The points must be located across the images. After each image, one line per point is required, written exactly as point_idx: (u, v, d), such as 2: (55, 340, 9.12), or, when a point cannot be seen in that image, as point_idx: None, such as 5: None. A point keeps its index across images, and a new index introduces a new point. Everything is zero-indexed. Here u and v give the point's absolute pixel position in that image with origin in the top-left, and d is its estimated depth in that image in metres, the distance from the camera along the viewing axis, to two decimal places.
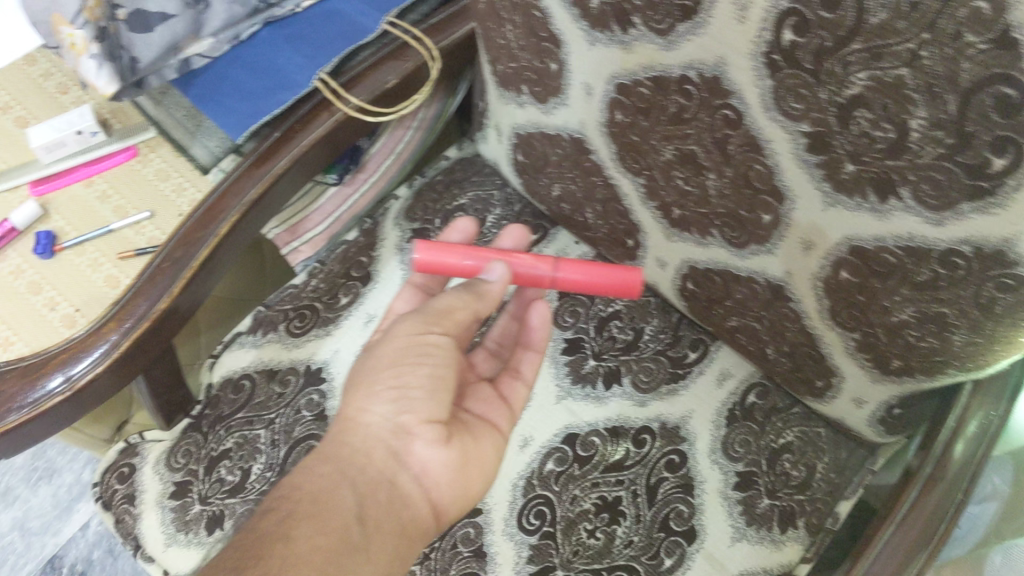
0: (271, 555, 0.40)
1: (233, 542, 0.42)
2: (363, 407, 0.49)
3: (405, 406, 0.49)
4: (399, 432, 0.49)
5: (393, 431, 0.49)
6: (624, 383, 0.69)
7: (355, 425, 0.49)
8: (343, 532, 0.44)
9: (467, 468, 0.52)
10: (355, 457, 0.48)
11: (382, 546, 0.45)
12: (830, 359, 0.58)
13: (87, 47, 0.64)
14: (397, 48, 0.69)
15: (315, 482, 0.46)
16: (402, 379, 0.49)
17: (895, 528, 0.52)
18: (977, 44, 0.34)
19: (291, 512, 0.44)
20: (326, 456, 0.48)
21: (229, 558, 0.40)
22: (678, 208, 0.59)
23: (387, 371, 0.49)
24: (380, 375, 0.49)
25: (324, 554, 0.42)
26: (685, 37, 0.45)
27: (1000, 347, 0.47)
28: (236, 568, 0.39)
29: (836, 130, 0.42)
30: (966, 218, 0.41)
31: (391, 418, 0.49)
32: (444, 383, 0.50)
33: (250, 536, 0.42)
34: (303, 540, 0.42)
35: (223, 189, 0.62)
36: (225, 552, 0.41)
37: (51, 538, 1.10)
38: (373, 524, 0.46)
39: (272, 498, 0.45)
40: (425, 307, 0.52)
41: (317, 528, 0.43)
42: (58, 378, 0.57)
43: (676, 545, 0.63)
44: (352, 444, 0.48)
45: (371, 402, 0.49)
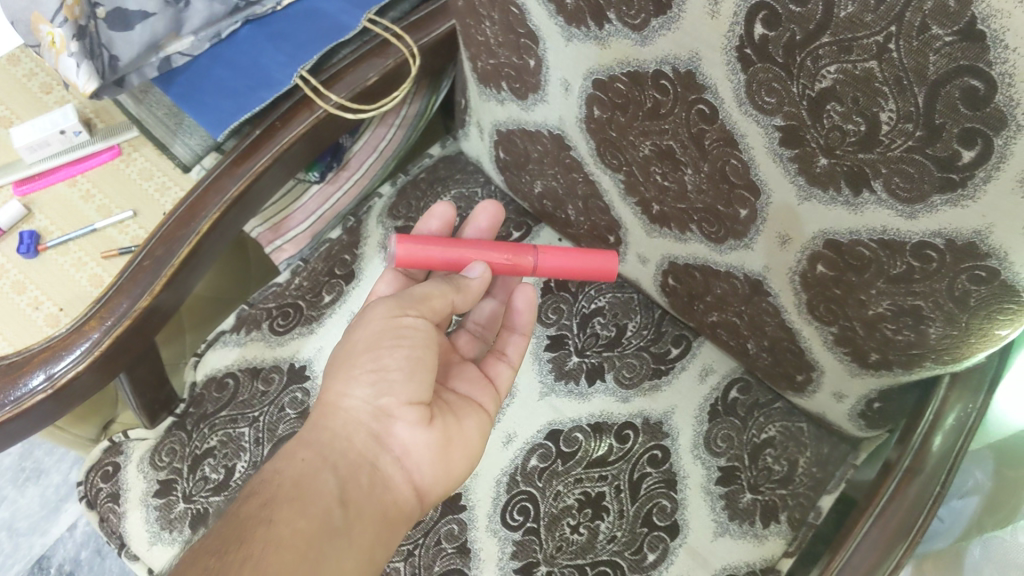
0: (253, 539, 0.40)
1: (213, 529, 0.41)
2: (342, 391, 0.48)
3: (384, 389, 0.48)
4: (379, 415, 0.48)
5: (373, 414, 0.48)
6: (607, 379, 0.69)
7: (334, 409, 0.48)
8: (325, 516, 0.43)
9: (450, 449, 0.51)
10: (335, 441, 0.47)
11: (365, 529, 0.45)
12: (809, 353, 0.59)
13: (66, 46, 0.65)
14: (378, 46, 0.69)
15: (296, 467, 0.45)
16: (382, 362, 0.48)
17: (873, 521, 0.52)
18: (943, 36, 0.34)
19: (272, 496, 0.43)
20: (306, 441, 0.47)
21: (210, 543, 0.40)
22: (657, 203, 0.59)
23: (364, 356, 0.48)
24: (358, 359, 0.49)
25: (307, 537, 0.41)
26: (659, 32, 0.46)
27: (975, 339, 0.47)
28: (217, 553, 0.39)
29: (808, 123, 0.43)
30: (938, 210, 0.41)
31: (371, 401, 0.48)
32: (425, 365, 0.49)
33: (231, 521, 0.41)
34: (284, 523, 0.41)
35: (205, 186, 0.62)
36: (206, 539, 0.40)
37: (38, 538, 1.10)
38: (356, 507, 0.45)
39: (252, 484, 0.44)
40: (404, 292, 0.52)
41: (299, 511, 0.42)
42: (39, 376, 0.57)
43: (659, 540, 0.63)
44: (332, 428, 0.47)
45: (350, 386, 0.48)
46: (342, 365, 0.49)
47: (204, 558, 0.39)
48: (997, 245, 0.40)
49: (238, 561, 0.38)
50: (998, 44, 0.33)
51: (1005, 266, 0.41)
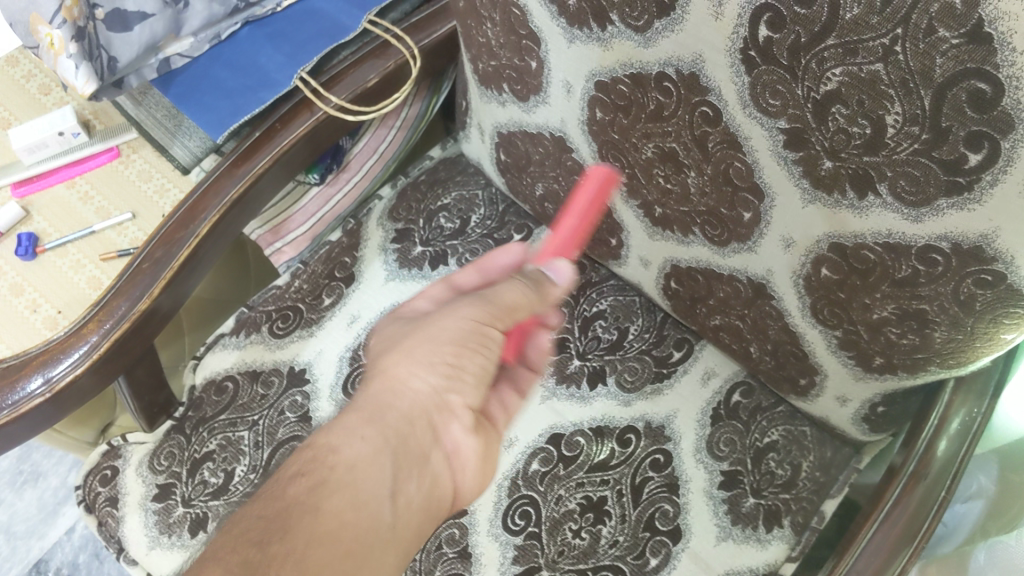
0: (301, 526, 0.36)
1: (258, 509, 0.38)
2: (408, 372, 0.44)
3: (453, 385, 0.44)
4: (442, 407, 0.44)
5: (436, 404, 0.44)
6: (609, 383, 0.69)
7: (399, 388, 0.43)
8: (374, 516, 0.39)
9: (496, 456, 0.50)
10: (400, 427, 0.42)
11: (411, 527, 0.41)
12: (812, 357, 0.58)
13: (64, 47, 0.64)
14: (379, 47, 0.69)
15: (354, 448, 0.40)
16: (460, 363, 0.44)
17: (877, 526, 0.52)
18: (949, 39, 0.34)
19: (328, 478, 0.38)
20: (366, 419, 0.42)
21: (251, 529, 0.36)
22: (659, 206, 0.58)
23: (448, 346, 0.44)
24: (435, 346, 0.44)
25: (355, 529, 0.38)
26: (663, 34, 0.45)
27: (981, 343, 0.47)
28: (260, 542, 0.36)
29: (813, 126, 0.42)
30: (943, 213, 0.41)
31: (439, 390, 0.44)
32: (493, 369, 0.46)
33: (279, 504, 0.38)
34: (334, 513, 0.37)
35: (204, 188, 0.62)
36: (247, 522, 0.37)
37: (36, 542, 1.09)
38: (404, 502, 0.40)
39: (298, 461, 0.40)
40: (490, 291, 0.46)
41: (349, 501, 0.38)
42: (37, 379, 0.56)
43: (662, 545, 0.63)
44: (398, 411, 0.42)
45: (420, 369, 0.44)
46: (422, 343, 0.44)
47: (244, 547, 0.35)
48: (1003, 249, 0.40)
49: (281, 555, 0.35)
50: (1006, 47, 0.33)
51: (1011, 270, 0.40)
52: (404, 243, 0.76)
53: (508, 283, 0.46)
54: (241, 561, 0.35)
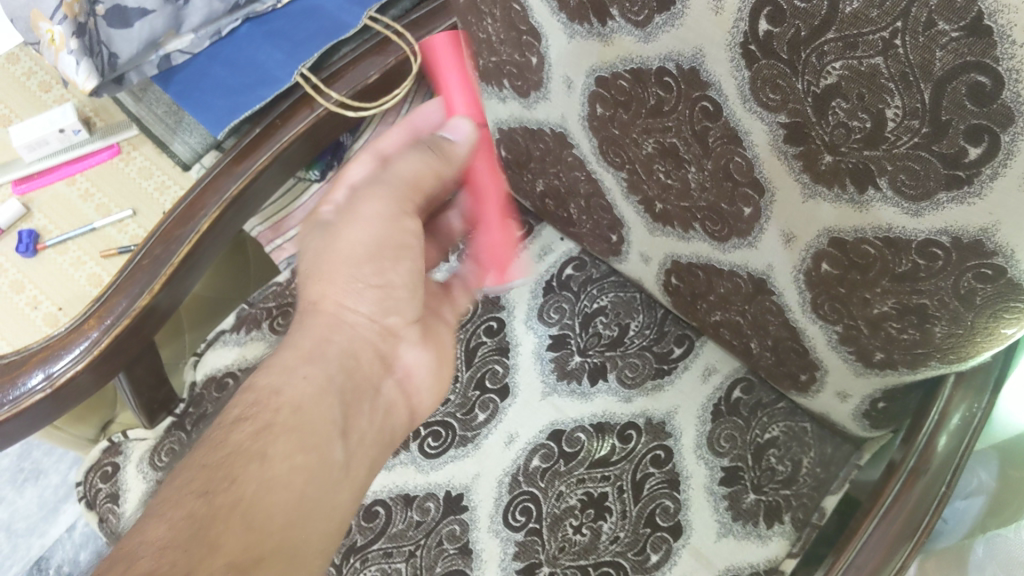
0: (246, 477, 0.37)
1: (202, 457, 0.38)
2: (341, 303, 0.46)
3: (388, 306, 0.47)
4: (385, 334, 0.48)
5: (379, 334, 0.47)
6: (610, 379, 0.69)
7: (336, 321, 0.46)
8: (324, 454, 0.41)
9: (442, 368, 0.53)
10: (343, 362, 0.45)
11: (364, 458, 0.44)
12: (813, 353, 0.58)
13: (65, 43, 0.65)
14: (379, 44, 0.69)
15: (297, 387, 0.42)
16: (385, 277, 0.46)
17: (877, 522, 0.52)
18: (949, 32, 0.34)
19: (273, 422, 0.40)
20: (308, 356, 0.44)
21: (198, 477, 0.37)
22: (660, 202, 0.58)
23: (368, 266, 0.46)
24: (357, 267, 0.45)
25: (303, 473, 0.39)
26: (662, 29, 0.45)
27: (981, 338, 0.47)
28: (204, 494, 0.36)
29: (813, 120, 0.42)
30: (944, 208, 0.41)
31: (377, 319, 0.47)
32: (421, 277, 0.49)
33: (222, 452, 0.38)
34: (281, 459, 0.39)
35: (204, 184, 0.62)
36: (189, 473, 0.37)
37: (37, 540, 1.09)
38: (356, 436, 0.44)
39: (242, 405, 0.41)
40: (392, 171, 0.47)
41: (296, 443, 0.40)
42: (39, 375, 0.57)
43: (663, 541, 0.63)
44: (338, 346, 0.45)
45: (354, 300, 0.46)
46: (340, 265, 0.45)
47: (190, 499, 0.36)
48: (1003, 243, 0.40)
49: (228, 507, 0.36)
50: (1005, 40, 0.33)
51: (1011, 264, 0.41)
52: None
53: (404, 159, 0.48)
54: (185, 516, 0.35)
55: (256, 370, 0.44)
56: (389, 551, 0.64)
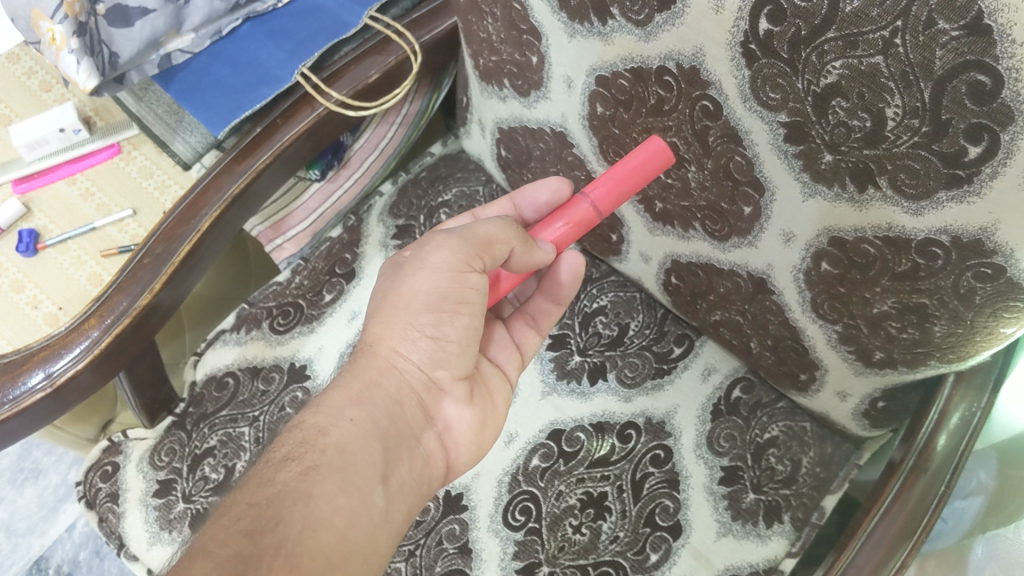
0: (291, 517, 0.39)
1: (248, 498, 0.40)
2: (395, 350, 0.48)
3: (438, 359, 0.48)
4: (429, 384, 0.49)
5: (424, 383, 0.49)
6: (609, 379, 0.69)
7: (387, 365, 0.48)
8: (366, 496, 0.42)
9: (486, 428, 0.54)
10: (387, 407, 0.47)
11: (403, 504, 0.45)
12: (813, 352, 0.58)
13: (65, 43, 0.64)
14: (380, 43, 0.69)
15: (342, 430, 0.44)
16: (441, 330, 0.47)
17: (877, 522, 0.52)
18: (949, 31, 0.34)
19: (318, 462, 0.42)
20: (354, 397, 0.46)
21: (246, 515, 0.39)
22: (660, 201, 0.58)
23: (425, 317, 0.47)
24: (415, 316, 0.47)
25: (344, 515, 0.40)
26: (663, 28, 0.45)
27: (981, 337, 0.47)
28: (250, 533, 0.37)
29: (813, 119, 0.42)
30: (943, 206, 0.41)
31: (426, 368, 0.48)
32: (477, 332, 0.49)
33: (270, 490, 0.40)
34: (324, 500, 0.40)
35: (205, 184, 0.62)
36: (238, 512, 0.39)
37: (37, 539, 1.09)
38: (395, 483, 0.45)
39: (289, 444, 0.43)
40: (469, 229, 0.48)
41: (340, 485, 0.41)
42: (39, 374, 0.57)
43: (662, 540, 0.63)
44: (384, 390, 0.47)
45: (406, 347, 0.48)
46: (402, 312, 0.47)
47: (236, 538, 0.37)
48: (1003, 243, 0.40)
49: (273, 547, 0.37)
50: (1005, 39, 0.33)
51: (1011, 263, 0.41)
52: (405, 239, 0.76)
53: (485, 221, 0.48)
54: (232, 554, 0.36)
55: (303, 409, 0.46)
56: None
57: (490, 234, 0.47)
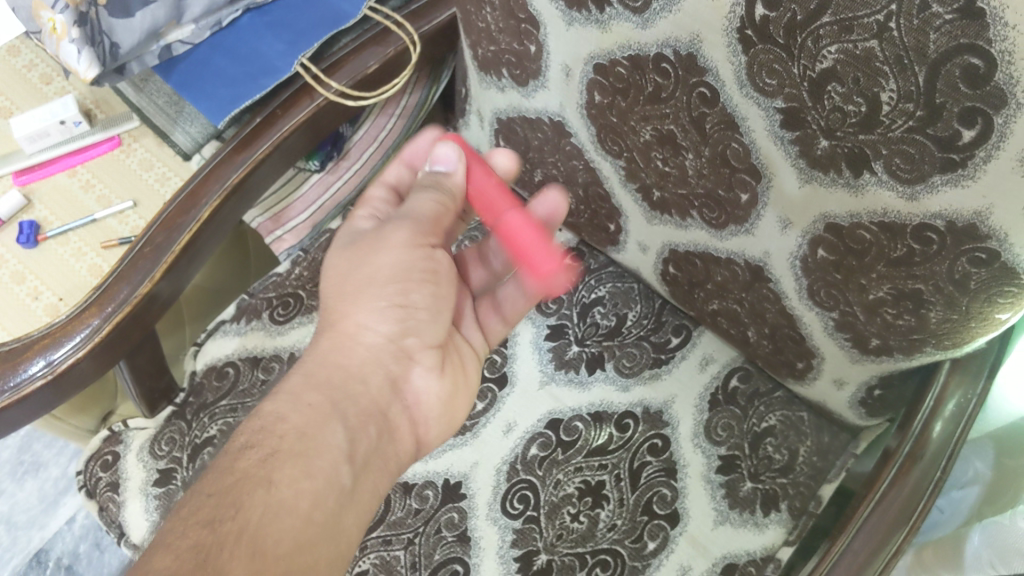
0: (252, 503, 0.39)
1: (207, 486, 0.40)
2: (361, 324, 0.50)
3: (405, 328, 0.51)
4: (399, 353, 0.51)
5: (394, 356, 0.51)
6: (607, 368, 0.69)
7: (352, 343, 0.50)
8: (332, 475, 0.43)
9: (454, 399, 0.56)
10: (347, 385, 0.48)
11: (368, 484, 0.46)
12: (810, 340, 0.59)
13: (67, 32, 0.65)
14: (379, 34, 0.69)
15: (302, 415, 0.45)
16: (407, 297, 0.50)
17: (873, 508, 0.53)
18: (942, 14, 0.35)
19: (275, 450, 0.42)
20: (314, 383, 0.47)
21: (205, 504, 0.39)
22: (658, 189, 0.59)
23: (391, 287, 0.50)
24: (380, 288, 0.50)
25: (310, 499, 0.41)
26: (661, 15, 0.46)
27: (976, 323, 0.47)
28: (209, 522, 0.37)
29: (808, 105, 0.43)
30: (937, 191, 0.41)
31: (393, 340, 0.51)
32: (442, 301, 0.53)
33: (229, 479, 0.40)
34: (285, 486, 0.41)
35: (205, 173, 0.62)
36: (195, 502, 0.39)
37: (37, 532, 1.10)
38: (361, 460, 0.46)
39: (247, 433, 0.44)
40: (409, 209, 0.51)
41: (302, 470, 0.42)
42: (39, 362, 0.57)
43: (660, 528, 0.63)
44: (349, 367, 0.49)
45: (372, 319, 0.50)
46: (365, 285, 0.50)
47: (195, 527, 0.37)
48: (997, 226, 0.40)
49: (235, 534, 0.37)
50: (998, 22, 0.33)
51: (1005, 248, 0.41)
52: None
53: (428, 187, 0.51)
54: (192, 545, 0.36)
55: (261, 400, 0.47)
56: (387, 539, 0.64)
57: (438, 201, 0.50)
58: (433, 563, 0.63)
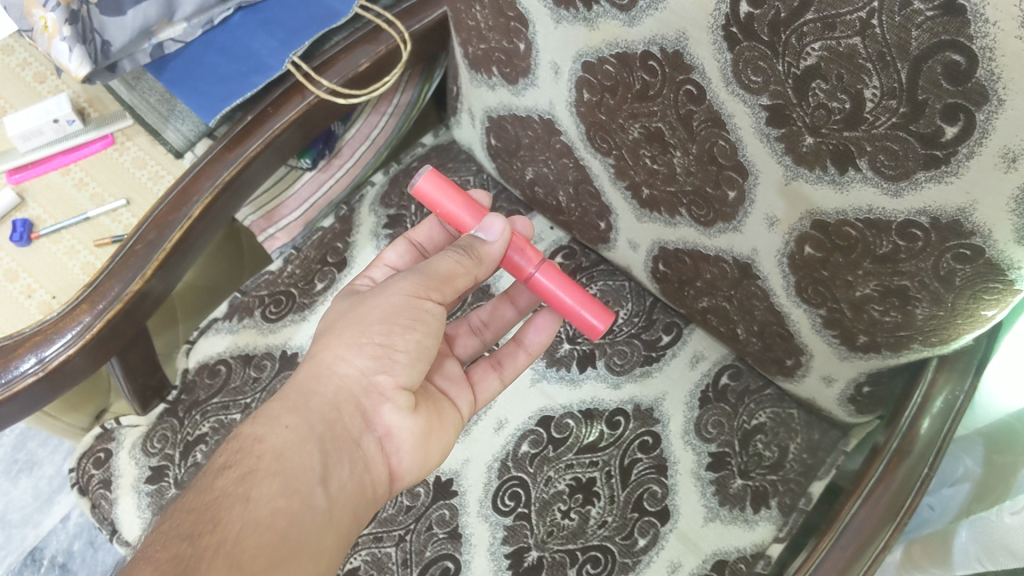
0: (230, 518, 0.39)
1: (187, 504, 0.41)
2: (340, 356, 0.49)
3: (383, 365, 0.49)
4: (371, 390, 0.49)
5: (365, 389, 0.49)
6: (599, 366, 0.70)
7: (329, 373, 0.49)
8: (307, 495, 0.43)
9: (429, 438, 0.53)
10: (323, 412, 0.47)
11: (344, 508, 0.45)
12: (799, 338, 0.59)
13: (58, 30, 0.65)
14: (370, 33, 0.70)
15: (280, 435, 0.45)
16: (391, 341, 0.49)
17: (860, 505, 0.53)
18: (923, 11, 0.35)
19: (255, 467, 0.43)
20: (292, 406, 0.47)
21: (183, 522, 0.40)
22: (647, 187, 0.59)
23: (377, 327, 0.49)
24: (367, 327, 0.49)
25: (285, 516, 0.41)
26: (647, 13, 0.46)
27: (962, 320, 0.47)
28: (190, 536, 0.38)
29: (794, 102, 0.43)
30: (921, 187, 0.41)
31: (368, 374, 0.49)
32: (428, 352, 0.51)
33: (207, 497, 0.41)
34: (264, 501, 0.41)
35: (197, 171, 0.62)
36: (176, 519, 0.40)
37: (31, 530, 1.10)
38: (336, 485, 0.45)
39: (227, 453, 0.44)
40: (426, 267, 0.51)
41: (279, 488, 0.42)
42: (30, 360, 0.57)
43: (650, 525, 0.63)
44: (321, 396, 0.48)
45: (350, 352, 0.49)
46: (354, 325, 0.50)
47: (176, 543, 0.38)
48: (981, 223, 0.41)
49: (212, 548, 0.38)
50: (978, 19, 0.33)
51: (989, 245, 0.41)
52: (396, 229, 0.77)
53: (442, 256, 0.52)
54: (171, 557, 0.37)
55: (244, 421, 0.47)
56: (379, 535, 0.64)
57: (450, 268, 0.51)
58: (423, 560, 0.63)
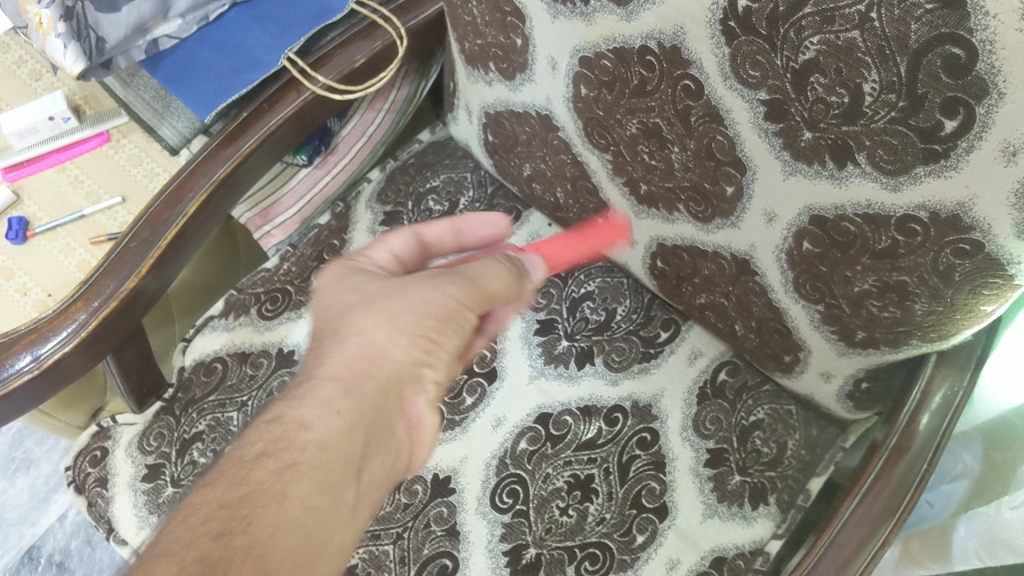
0: (262, 520, 0.33)
1: (214, 497, 0.34)
2: (390, 337, 0.42)
3: (431, 357, 0.43)
4: (414, 382, 0.42)
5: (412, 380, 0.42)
6: (597, 363, 0.69)
7: (379, 354, 0.41)
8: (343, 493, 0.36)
9: None
10: (375, 399, 0.39)
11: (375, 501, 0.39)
12: (796, 333, 0.59)
13: (53, 26, 0.65)
14: (365, 28, 0.69)
15: (328, 423, 0.37)
16: (444, 340, 0.43)
17: (859, 501, 0.53)
18: (923, 4, 0.35)
19: (298, 459, 0.35)
20: (340, 388, 0.39)
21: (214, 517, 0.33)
22: (644, 182, 0.59)
23: (430, 320, 0.43)
24: (415, 318, 0.43)
25: (317, 520, 0.34)
26: (645, 7, 0.46)
27: (961, 315, 0.47)
28: (219, 535, 0.32)
29: (792, 97, 0.43)
30: (920, 182, 0.41)
31: (416, 365, 0.42)
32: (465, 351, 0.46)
33: (240, 489, 0.34)
34: (301, 501, 0.34)
35: (192, 167, 0.62)
36: (206, 512, 0.33)
37: (28, 529, 1.09)
38: (370, 481, 0.38)
39: (265, 438, 0.36)
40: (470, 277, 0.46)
41: (319, 485, 0.35)
42: (25, 357, 0.57)
43: (648, 522, 0.63)
44: (377, 379, 0.40)
45: (400, 339, 0.42)
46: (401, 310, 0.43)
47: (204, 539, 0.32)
48: (980, 218, 0.40)
49: (242, 552, 0.31)
50: (977, 12, 0.33)
51: (990, 240, 0.41)
52: (392, 226, 0.76)
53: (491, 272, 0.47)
54: (199, 558, 0.31)
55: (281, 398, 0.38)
56: (375, 533, 0.64)
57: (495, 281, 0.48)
58: (421, 557, 0.63)
